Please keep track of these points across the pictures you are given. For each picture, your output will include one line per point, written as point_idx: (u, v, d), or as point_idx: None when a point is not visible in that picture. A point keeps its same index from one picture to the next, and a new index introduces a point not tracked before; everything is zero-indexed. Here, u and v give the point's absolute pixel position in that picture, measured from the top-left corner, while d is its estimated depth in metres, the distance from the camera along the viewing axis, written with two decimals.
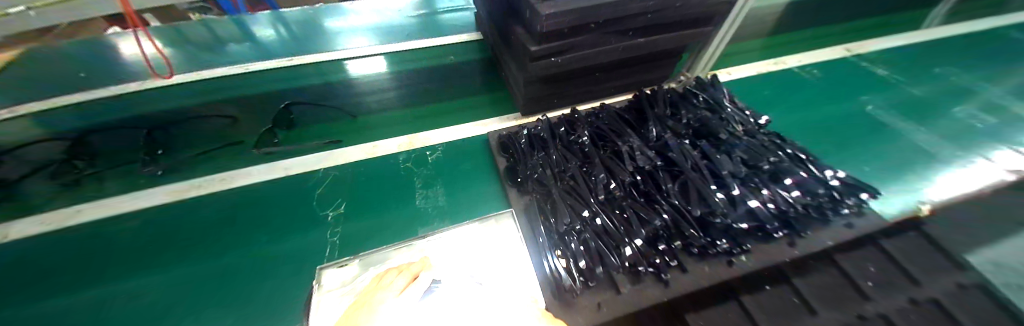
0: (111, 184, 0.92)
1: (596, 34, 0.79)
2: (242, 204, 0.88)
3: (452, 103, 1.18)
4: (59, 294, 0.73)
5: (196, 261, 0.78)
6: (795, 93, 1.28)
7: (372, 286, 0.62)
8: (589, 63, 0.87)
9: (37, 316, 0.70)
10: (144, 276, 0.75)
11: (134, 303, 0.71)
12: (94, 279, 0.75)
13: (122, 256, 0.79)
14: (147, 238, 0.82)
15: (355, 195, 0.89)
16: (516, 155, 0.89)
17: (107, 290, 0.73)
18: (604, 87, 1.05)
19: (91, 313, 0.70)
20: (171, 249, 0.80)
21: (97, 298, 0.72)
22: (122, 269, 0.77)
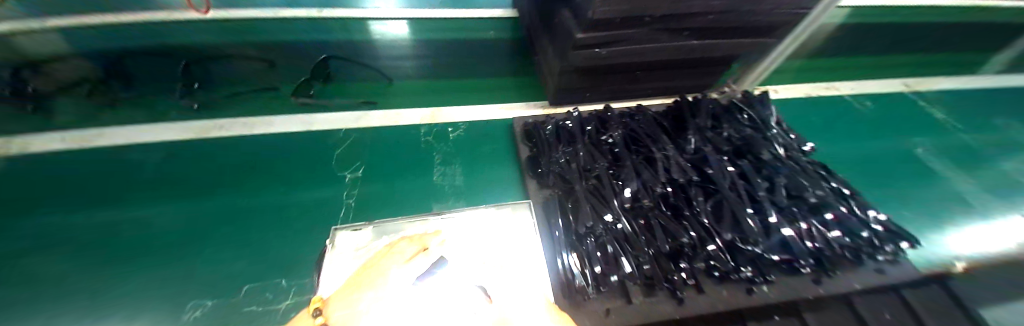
0: (132, 111, 0.92)
1: (648, 30, 0.72)
2: (260, 152, 0.87)
3: (477, 81, 1.13)
4: (74, 212, 0.74)
5: (208, 200, 0.77)
6: (841, 123, 1.21)
7: (382, 252, 0.61)
8: (634, 60, 0.81)
9: (50, 229, 0.71)
10: (156, 207, 0.75)
11: (142, 232, 0.71)
12: (109, 203, 0.76)
13: (138, 185, 0.79)
14: (163, 170, 0.82)
15: (372, 161, 0.87)
16: (541, 146, 0.85)
17: (119, 215, 0.74)
18: (642, 87, 0.99)
19: (100, 235, 0.70)
20: (186, 185, 0.80)
21: (108, 221, 0.73)
22: (136, 196, 0.77)
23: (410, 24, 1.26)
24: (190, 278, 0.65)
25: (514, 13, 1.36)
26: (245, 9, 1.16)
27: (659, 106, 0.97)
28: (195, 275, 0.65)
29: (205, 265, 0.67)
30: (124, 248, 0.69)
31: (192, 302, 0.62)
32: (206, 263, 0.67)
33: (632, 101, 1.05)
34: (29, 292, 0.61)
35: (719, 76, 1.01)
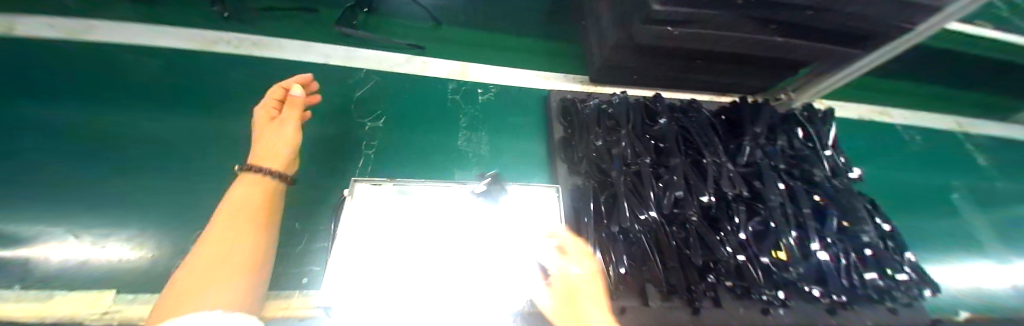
0: (138, 8, 0.82)
1: (734, 13, 0.62)
2: (273, 80, 0.79)
3: (516, 41, 1.03)
4: (66, 108, 0.67)
5: (213, 123, 0.71)
6: (885, 153, 1.14)
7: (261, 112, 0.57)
8: (702, 48, 0.72)
9: (40, 123, 0.64)
10: (156, 120, 0.69)
11: (141, 143, 0.65)
12: (104, 108, 0.68)
13: (141, 94, 0.72)
14: (166, 79, 0.74)
15: (396, 112, 0.81)
16: (578, 126, 0.78)
17: (116, 120, 0.67)
18: (695, 79, 0.90)
19: (94, 139, 0.64)
20: (188, 101, 0.73)
21: (103, 125, 0.66)
22: (135, 104, 0.70)
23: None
24: (198, 206, 0.60)
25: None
26: None
27: (709, 104, 0.89)
28: (201, 204, 0.61)
29: (209, 191, 0.62)
30: (125, 161, 0.63)
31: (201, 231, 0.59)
32: (211, 189, 0.63)
33: (678, 93, 0.97)
34: (17, 192, 0.56)
35: (780, 80, 0.92)
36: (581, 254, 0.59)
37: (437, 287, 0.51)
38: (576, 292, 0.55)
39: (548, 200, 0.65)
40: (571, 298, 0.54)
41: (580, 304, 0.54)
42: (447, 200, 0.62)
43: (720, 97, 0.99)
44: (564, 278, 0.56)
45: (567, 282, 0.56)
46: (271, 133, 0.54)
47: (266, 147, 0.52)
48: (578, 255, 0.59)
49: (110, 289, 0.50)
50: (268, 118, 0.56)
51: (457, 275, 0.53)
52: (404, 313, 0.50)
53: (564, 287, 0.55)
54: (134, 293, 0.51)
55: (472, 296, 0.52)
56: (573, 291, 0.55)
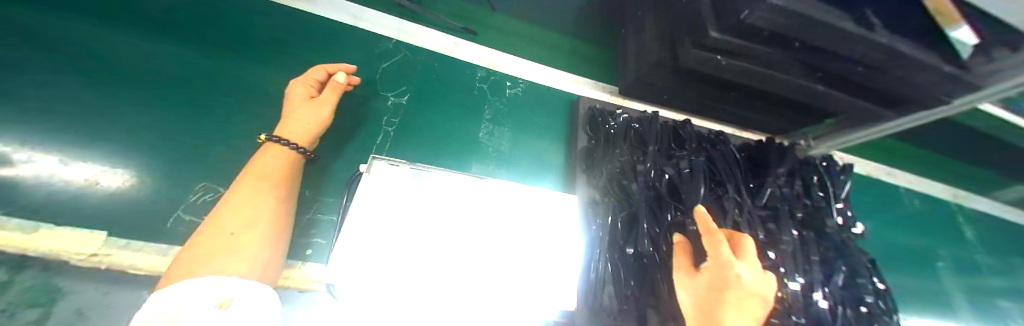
0: None
1: (786, 54, 0.61)
2: (297, 34, 0.75)
3: (551, 38, 1.00)
4: (62, 18, 0.61)
5: (229, 69, 0.67)
6: (885, 211, 1.17)
7: (298, 86, 0.57)
8: (744, 82, 0.71)
9: (29, 27, 0.57)
10: (165, 53, 0.64)
11: (146, 75, 0.61)
12: (108, 28, 0.63)
13: (153, 20, 0.67)
14: (180, 11, 0.69)
15: (421, 91, 0.78)
16: (604, 138, 0.77)
17: (121, 44, 0.62)
18: (723, 110, 0.89)
19: (93, 60, 0.59)
20: (204, 40, 0.68)
21: (105, 47, 0.61)
22: (143, 30, 0.65)
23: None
24: (205, 155, 0.57)
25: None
26: None
27: (733, 137, 0.89)
28: (208, 153, 0.58)
29: (217, 140, 0.59)
30: (131, 91, 0.59)
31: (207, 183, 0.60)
32: (220, 139, 0.60)
33: (702, 121, 0.96)
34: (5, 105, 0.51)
35: (805, 125, 0.92)
36: (748, 260, 0.51)
37: (448, 282, 0.50)
38: (719, 293, 0.48)
39: (566, 207, 0.64)
40: (717, 293, 0.48)
41: (727, 306, 0.46)
42: (465, 192, 0.59)
43: (742, 132, 0.99)
44: (717, 269, 0.49)
45: (713, 273, 0.50)
46: (308, 107, 0.54)
47: (294, 121, 0.53)
48: (752, 265, 0.50)
49: (101, 232, 0.47)
50: (306, 97, 0.57)
51: (467, 273, 0.52)
52: (408, 305, 0.49)
53: (711, 283, 0.49)
54: (126, 240, 0.48)
55: (479, 294, 0.51)
56: (722, 286, 0.48)
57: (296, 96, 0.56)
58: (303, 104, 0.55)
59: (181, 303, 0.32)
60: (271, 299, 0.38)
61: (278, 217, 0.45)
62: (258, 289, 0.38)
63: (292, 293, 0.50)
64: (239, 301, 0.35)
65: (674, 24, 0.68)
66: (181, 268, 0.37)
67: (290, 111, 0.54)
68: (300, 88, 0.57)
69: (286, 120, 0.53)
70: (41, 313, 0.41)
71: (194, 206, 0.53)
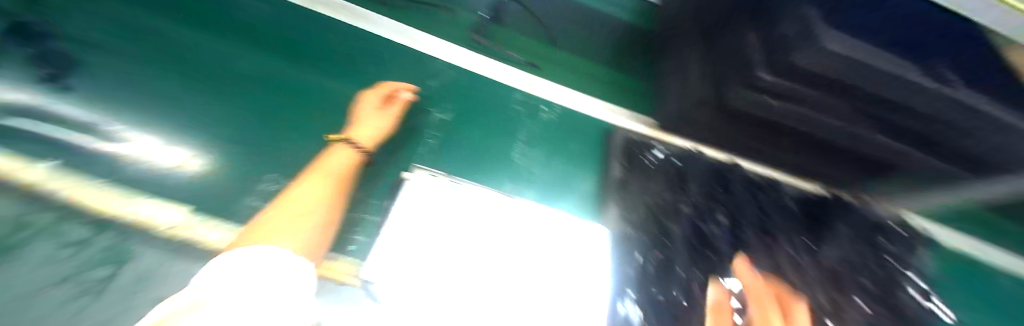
0: None
1: (846, 103, 0.58)
2: (363, 50, 0.84)
3: (595, 68, 1.02)
4: (190, 29, 0.76)
5: (304, 77, 0.77)
6: (1007, 296, 0.94)
7: (370, 97, 0.68)
8: (796, 127, 0.67)
9: (170, 36, 0.74)
10: (254, 59, 0.76)
11: (240, 76, 0.73)
12: (222, 38, 0.77)
13: (253, 33, 0.80)
14: (274, 26, 0.82)
15: (463, 108, 0.83)
16: (642, 171, 0.77)
17: (226, 51, 0.75)
18: (774, 158, 0.85)
19: (207, 63, 0.73)
20: (289, 51, 0.80)
21: (216, 53, 0.75)
22: (241, 40, 0.78)
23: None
24: (271, 147, 0.65)
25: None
26: None
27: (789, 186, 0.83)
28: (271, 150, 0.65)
29: (280, 137, 0.66)
30: (226, 89, 0.70)
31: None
32: (284, 136, 0.67)
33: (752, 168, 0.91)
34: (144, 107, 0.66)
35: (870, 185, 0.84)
36: None
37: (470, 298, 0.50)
38: None
39: (589, 233, 0.65)
40: None
41: None
42: (493, 208, 0.61)
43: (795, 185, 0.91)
44: None
45: None
46: (375, 116, 0.64)
47: (363, 127, 0.62)
48: None
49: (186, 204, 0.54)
50: (375, 108, 0.67)
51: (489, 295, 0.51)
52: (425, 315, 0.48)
53: None
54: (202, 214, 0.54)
55: None
56: None
57: (367, 106, 0.67)
58: (373, 113, 0.65)
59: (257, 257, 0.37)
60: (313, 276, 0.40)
61: (334, 210, 0.50)
62: (304, 259, 0.40)
63: (332, 286, 0.49)
64: (286, 261, 0.38)
65: (719, 61, 0.67)
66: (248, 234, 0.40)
67: (362, 117, 0.64)
68: (372, 100, 0.68)
69: (359, 124, 0.63)
70: (110, 273, 0.45)
71: (264, 193, 0.59)
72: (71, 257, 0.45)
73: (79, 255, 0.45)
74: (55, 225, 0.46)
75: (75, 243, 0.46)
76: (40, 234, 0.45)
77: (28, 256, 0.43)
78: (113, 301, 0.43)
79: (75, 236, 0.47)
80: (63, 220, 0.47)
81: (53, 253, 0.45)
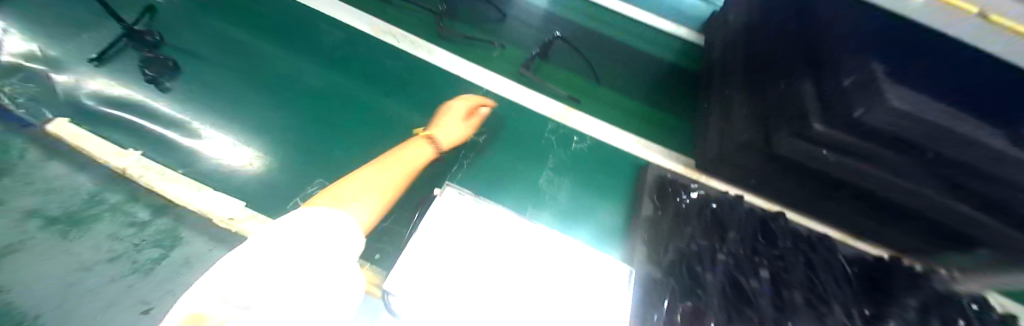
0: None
1: (916, 164, 0.53)
2: (417, 77, 0.98)
3: (637, 106, 1.00)
4: (291, 55, 0.98)
5: (371, 98, 0.94)
6: None
7: (460, 105, 0.83)
8: (855, 183, 0.62)
9: (278, 60, 0.96)
10: (334, 80, 0.95)
11: (323, 95, 0.93)
12: (312, 62, 0.97)
13: (335, 59, 0.98)
14: (347, 53, 0.99)
15: (497, 133, 0.88)
16: (678, 213, 0.74)
17: (314, 73, 0.95)
18: (829, 215, 0.77)
19: (300, 83, 0.94)
20: (359, 75, 0.97)
21: (307, 74, 0.95)
22: (325, 64, 0.97)
23: (581, 3, 1.12)
24: None
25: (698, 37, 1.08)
26: None
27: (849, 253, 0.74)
28: (331, 156, 0.83)
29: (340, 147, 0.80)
30: (313, 107, 0.90)
31: (319, 180, 0.79)
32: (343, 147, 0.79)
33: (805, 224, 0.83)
34: (258, 112, 0.88)
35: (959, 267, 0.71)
36: None
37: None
38: None
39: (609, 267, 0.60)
40: None
41: None
42: (509, 229, 0.60)
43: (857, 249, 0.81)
44: None
45: None
46: (457, 124, 0.79)
47: (446, 130, 0.78)
48: None
49: (242, 202, 0.72)
50: (462, 115, 0.82)
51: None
52: None
53: None
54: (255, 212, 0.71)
55: None
56: None
57: (456, 113, 0.81)
58: (457, 121, 0.80)
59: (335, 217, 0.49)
60: (352, 267, 0.44)
61: (394, 198, 0.63)
62: (344, 248, 0.45)
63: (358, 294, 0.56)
64: (334, 241, 0.44)
65: (768, 108, 0.66)
66: (338, 191, 0.55)
67: (446, 121, 0.80)
68: (460, 108, 0.82)
69: (443, 126, 0.78)
70: (162, 252, 0.58)
71: None
72: (133, 236, 0.58)
73: (138, 235, 0.59)
74: (124, 204, 0.63)
75: (140, 223, 0.61)
76: (112, 212, 0.61)
77: (100, 232, 0.57)
78: (161, 274, 0.54)
79: (141, 218, 0.62)
80: (132, 202, 0.64)
81: (119, 231, 0.58)
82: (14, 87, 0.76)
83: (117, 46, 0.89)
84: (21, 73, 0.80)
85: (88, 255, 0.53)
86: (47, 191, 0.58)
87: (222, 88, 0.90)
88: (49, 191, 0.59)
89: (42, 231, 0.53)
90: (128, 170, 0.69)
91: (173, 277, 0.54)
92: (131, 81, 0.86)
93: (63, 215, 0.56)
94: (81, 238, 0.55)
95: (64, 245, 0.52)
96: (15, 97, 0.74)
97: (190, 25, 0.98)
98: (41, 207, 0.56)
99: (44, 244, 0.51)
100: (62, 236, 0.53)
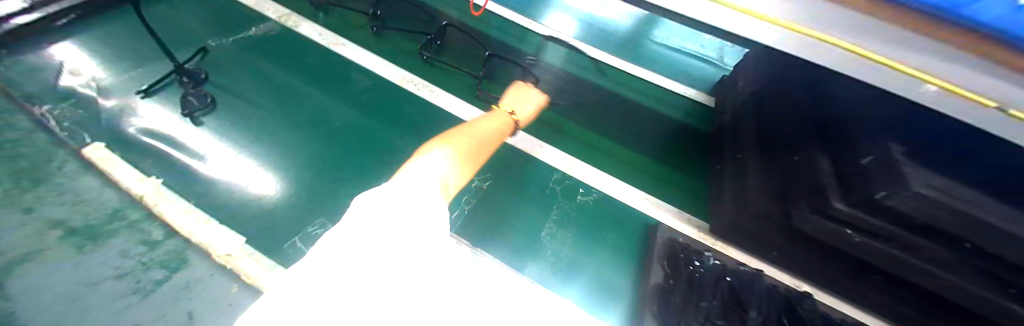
0: (389, 46, 1.18)
1: (941, 249, 0.50)
2: (434, 122, 1.01)
3: (649, 164, 0.98)
4: (321, 94, 1.04)
5: (388, 138, 0.97)
6: None
7: (525, 93, 0.93)
8: (890, 270, 0.57)
9: (306, 100, 1.02)
10: (355, 117, 1.01)
11: (339, 133, 0.96)
12: (338, 103, 1.03)
13: (357, 99, 1.04)
14: (371, 95, 1.06)
15: (504, 182, 0.89)
16: (682, 280, 0.70)
17: (337, 113, 1.01)
18: (869, 299, 0.69)
19: (322, 121, 0.98)
20: (380, 116, 1.02)
21: (328, 112, 1.00)
22: (348, 105, 1.03)
23: (591, 61, 1.16)
24: None
25: (710, 99, 1.09)
26: (515, 16, 1.24)
27: None
28: (337, 197, 0.85)
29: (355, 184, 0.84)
30: (332, 144, 0.94)
31: (321, 220, 0.81)
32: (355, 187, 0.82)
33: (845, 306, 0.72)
34: (282, 144, 0.92)
35: None
36: None
37: None
38: None
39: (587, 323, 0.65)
40: None
41: None
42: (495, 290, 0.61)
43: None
44: None
45: None
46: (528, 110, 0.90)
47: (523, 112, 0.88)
48: None
49: (241, 237, 0.74)
50: (533, 104, 0.91)
51: None
52: None
53: None
54: (252, 249, 0.73)
55: None
56: None
57: (528, 99, 0.91)
58: (530, 108, 0.91)
59: (441, 182, 0.51)
60: None
61: (486, 152, 0.67)
62: None
63: None
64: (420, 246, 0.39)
65: (783, 178, 0.65)
66: (451, 140, 0.60)
67: (520, 104, 0.89)
68: (531, 98, 0.92)
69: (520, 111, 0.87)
70: (166, 274, 0.66)
71: None
72: (141, 255, 0.67)
73: (146, 254, 0.68)
74: (140, 222, 0.72)
75: (152, 242, 0.70)
76: (128, 229, 0.70)
77: (115, 247, 0.66)
78: (160, 296, 0.63)
79: (153, 237, 0.71)
80: (148, 221, 0.74)
81: (130, 248, 0.67)
82: (64, 113, 0.86)
83: (165, 81, 0.98)
84: (73, 100, 0.89)
85: (99, 269, 0.62)
86: (76, 203, 0.69)
87: (252, 121, 0.95)
88: (76, 203, 0.70)
89: (61, 242, 0.63)
90: (146, 198, 0.75)
91: (171, 301, 0.63)
92: (168, 112, 0.92)
93: (84, 228, 0.66)
94: (96, 250, 0.64)
95: (78, 262, 0.61)
96: (61, 122, 0.84)
97: (237, 63, 1.07)
98: (67, 220, 0.66)
99: (62, 256, 0.61)
100: (76, 251, 0.63)
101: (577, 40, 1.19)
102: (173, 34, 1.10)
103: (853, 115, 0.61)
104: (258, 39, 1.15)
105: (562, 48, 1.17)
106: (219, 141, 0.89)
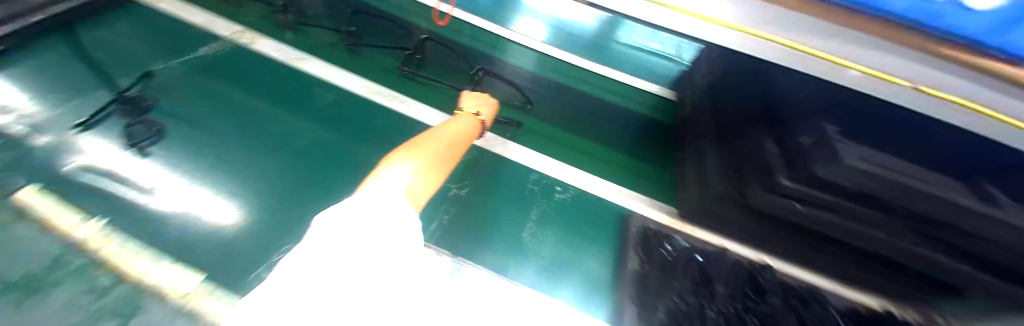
0: (356, 61, 1.16)
1: (873, 213, 0.56)
2: (405, 134, 1.00)
3: (621, 158, 1.02)
4: (283, 114, 1.00)
5: (358, 153, 0.95)
6: None
7: (479, 98, 0.94)
8: (843, 239, 0.62)
9: (268, 122, 0.98)
10: (322, 135, 0.98)
11: (305, 153, 0.93)
12: (303, 122, 0.99)
13: (324, 117, 1.01)
14: (337, 111, 1.03)
15: (480, 188, 0.90)
16: (657, 263, 0.76)
17: (302, 132, 0.97)
18: (823, 265, 0.74)
19: (286, 142, 0.95)
20: (348, 132, 0.99)
21: (291, 133, 0.97)
22: (314, 123, 0.99)
23: (558, 63, 1.19)
24: None
25: (671, 93, 1.15)
26: (483, 22, 1.25)
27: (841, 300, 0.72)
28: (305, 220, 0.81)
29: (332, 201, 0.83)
30: (298, 165, 0.91)
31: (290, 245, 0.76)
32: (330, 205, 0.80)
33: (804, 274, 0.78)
34: (244, 169, 0.87)
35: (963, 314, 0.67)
36: None
37: None
38: None
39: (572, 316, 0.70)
40: None
41: None
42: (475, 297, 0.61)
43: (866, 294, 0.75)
44: None
45: None
46: (487, 110, 0.92)
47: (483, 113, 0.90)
48: None
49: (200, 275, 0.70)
50: (488, 104, 0.93)
51: None
52: None
53: None
54: (212, 287, 0.69)
55: None
56: None
57: (484, 101, 0.94)
58: (489, 111, 0.92)
59: (410, 190, 0.52)
60: None
61: (456, 154, 0.70)
62: None
63: None
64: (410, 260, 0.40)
65: (738, 161, 0.69)
66: (418, 146, 0.63)
67: (478, 106, 0.91)
68: (483, 100, 0.94)
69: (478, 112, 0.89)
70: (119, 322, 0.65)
71: None
72: (90, 303, 0.66)
73: (94, 302, 0.67)
74: (87, 268, 0.70)
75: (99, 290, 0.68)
76: (74, 276, 0.69)
77: (59, 298, 0.66)
78: None
79: (103, 283, 0.69)
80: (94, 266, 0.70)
81: (78, 298, 0.66)
82: None
83: (105, 113, 0.91)
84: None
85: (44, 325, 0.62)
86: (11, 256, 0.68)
87: (207, 147, 0.90)
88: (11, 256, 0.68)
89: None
90: (91, 244, 0.71)
91: None
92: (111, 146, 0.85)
93: (24, 281, 0.66)
94: (36, 304, 0.64)
95: (22, 320, 0.62)
96: None
97: (188, 87, 1.01)
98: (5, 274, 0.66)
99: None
100: (14, 308, 0.63)
101: (544, 44, 1.22)
102: (115, 60, 1.03)
103: (795, 101, 0.66)
104: (211, 60, 1.09)
105: (530, 52, 1.19)
106: (171, 171, 0.83)
